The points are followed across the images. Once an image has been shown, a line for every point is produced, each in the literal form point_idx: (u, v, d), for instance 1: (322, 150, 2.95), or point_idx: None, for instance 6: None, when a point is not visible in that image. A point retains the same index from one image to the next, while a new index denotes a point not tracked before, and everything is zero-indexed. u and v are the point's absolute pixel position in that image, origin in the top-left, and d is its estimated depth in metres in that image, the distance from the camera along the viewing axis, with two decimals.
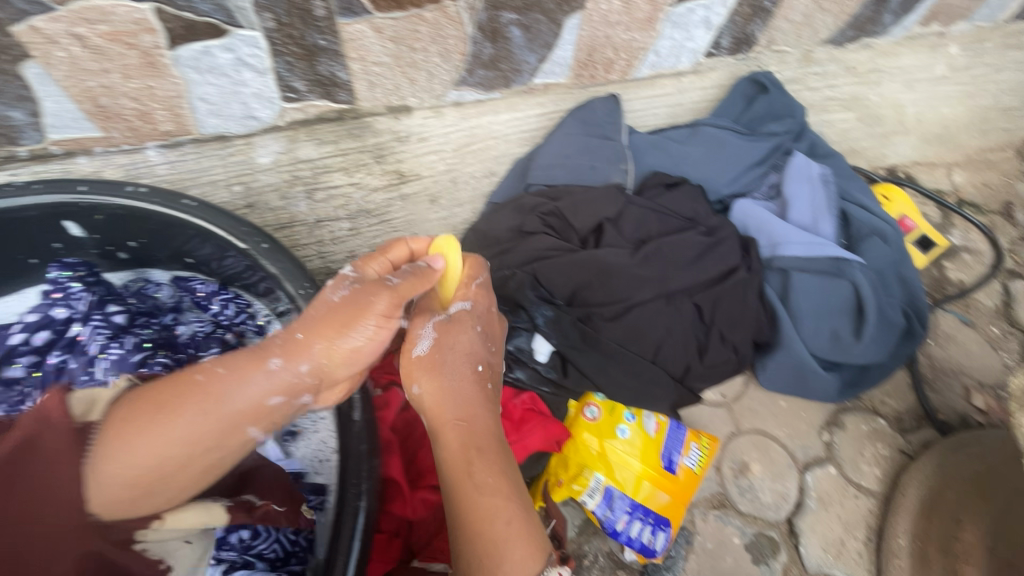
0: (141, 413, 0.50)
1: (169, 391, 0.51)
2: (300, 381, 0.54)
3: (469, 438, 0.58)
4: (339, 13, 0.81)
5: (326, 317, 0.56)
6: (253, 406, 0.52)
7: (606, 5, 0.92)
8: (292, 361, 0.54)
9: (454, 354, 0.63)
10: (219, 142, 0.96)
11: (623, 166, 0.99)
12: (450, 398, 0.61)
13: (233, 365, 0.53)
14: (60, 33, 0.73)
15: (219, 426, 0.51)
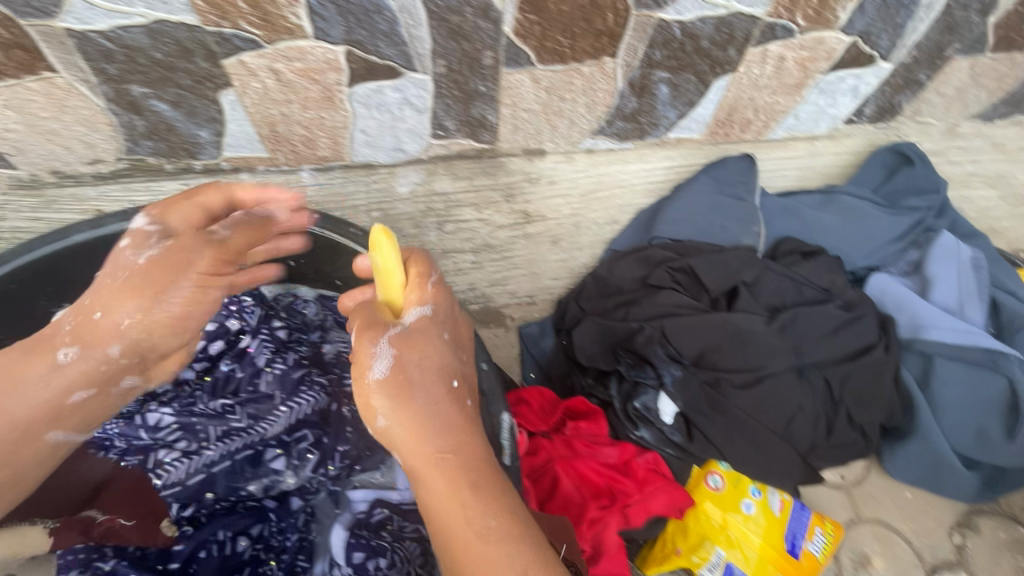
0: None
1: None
2: (107, 365, 0.63)
3: (460, 474, 0.51)
4: (505, 64, 0.85)
5: (138, 285, 0.62)
6: (53, 399, 0.60)
7: (758, 70, 0.93)
8: (85, 347, 0.62)
9: (424, 372, 0.54)
10: (365, 170, 1.01)
11: (755, 229, 0.98)
12: (432, 428, 0.52)
13: (20, 368, 0.59)
14: (261, 67, 0.80)
15: (17, 433, 0.58)
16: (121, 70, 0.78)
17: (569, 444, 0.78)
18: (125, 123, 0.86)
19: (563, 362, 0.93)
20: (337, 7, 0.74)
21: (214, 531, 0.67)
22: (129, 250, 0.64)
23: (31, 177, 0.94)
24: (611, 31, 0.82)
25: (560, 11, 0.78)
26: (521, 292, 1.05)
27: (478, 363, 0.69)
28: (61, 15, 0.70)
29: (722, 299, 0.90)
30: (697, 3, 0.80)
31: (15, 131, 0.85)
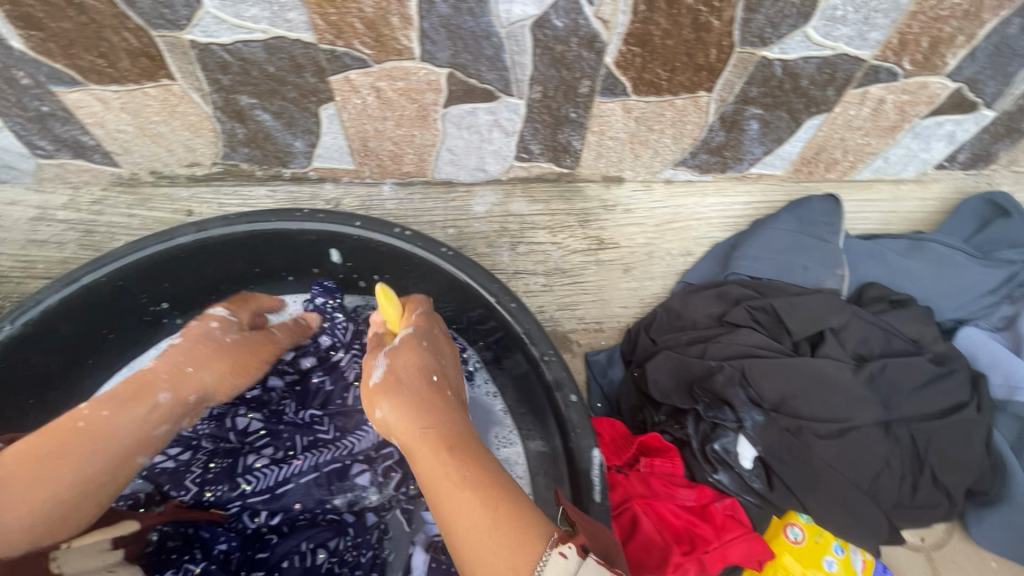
0: (56, 453, 0.54)
1: (54, 442, 0.55)
2: (185, 408, 0.65)
3: (436, 440, 0.54)
4: (599, 93, 0.86)
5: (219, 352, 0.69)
6: (141, 435, 0.60)
7: (854, 111, 0.91)
8: (179, 390, 0.64)
9: (411, 372, 0.61)
10: (444, 187, 1.03)
11: (839, 272, 0.95)
12: (421, 410, 0.57)
13: (119, 406, 0.59)
14: (365, 84, 0.82)
15: (113, 459, 0.57)
16: (234, 81, 0.81)
17: (646, 482, 0.78)
18: (227, 130, 0.90)
19: (634, 395, 0.92)
20: (448, 31, 0.75)
21: (296, 542, 0.66)
22: (217, 330, 0.72)
23: (131, 175, 0.98)
24: (711, 67, 0.82)
25: (664, 45, 0.78)
26: (589, 318, 1.03)
27: (568, 394, 0.67)
28: (189, 28, 0.73)
29: (805, 344, 0.88)
30: (804, 43, 0.79)
31: (125, 132, 0.89)
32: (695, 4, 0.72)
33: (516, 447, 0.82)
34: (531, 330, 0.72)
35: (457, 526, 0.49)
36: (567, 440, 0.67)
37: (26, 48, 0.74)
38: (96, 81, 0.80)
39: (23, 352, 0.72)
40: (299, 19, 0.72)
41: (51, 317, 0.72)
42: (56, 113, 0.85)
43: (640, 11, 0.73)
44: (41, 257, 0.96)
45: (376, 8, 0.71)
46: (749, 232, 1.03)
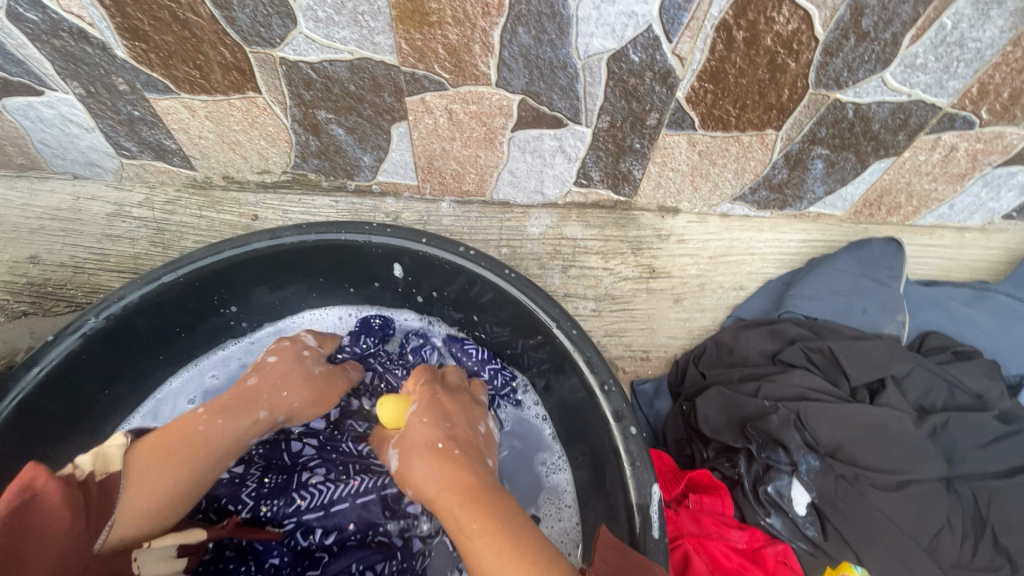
0: (180, 451, 0.65)
1: (179, 443, 0.66)
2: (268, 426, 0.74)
3: (450, 497, 0.61)
4: (667, 125, 0.86)
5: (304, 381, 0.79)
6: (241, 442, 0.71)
7: (924, 157, 0.90)
8: (273, 408, 0.75)
9: (420, 444, 0.69)
10: (501, 207, 1.05)
11: (899, 318, 0.93)
12: (438, 475, 0.64)
13: (229, 416, 0.71)
14: (439, 106, 0.85)
15: (214, 461, 0.67)
16: (315, 97, 0.84)
17: (697, 520, 0.77)
18: (301, 142, 0.93)
19: (681, 428, 0.91)
20: (526, 60, 0.77)
21: (347, 562, 0.68)
22: (309, 359, 0.82)
23: (205, 178, 1.03)
24: (782, 106, 0.82)
25: (738, 83, 0.78)
26: (636, 346, 1.02)
27: (628, 426, 0.68)
28: (281, 46, 0.76)
29: (863, 390, 0.86)
30: (880, 87, 0.78)
31: (206, 139, 0.94)
32: (774, 46, 0.73)
33: (565, 475, 0.84)
34: (592, 358, 0.73)
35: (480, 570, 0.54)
36: (624, 473, 0.68)
37: (128, 57, 0.79)
38: (187, 90, 0.84)
39: (102, 343, 0.76)
40: (386, 42, 0.75)
41: (131, 312, 0.76)
42: (146, 117, 0.90)
43: (719, 50, 0.74)
44: (114, 251, 1.00)
45: (461, 36, 0.73)
46: (806, 272, 1.02)
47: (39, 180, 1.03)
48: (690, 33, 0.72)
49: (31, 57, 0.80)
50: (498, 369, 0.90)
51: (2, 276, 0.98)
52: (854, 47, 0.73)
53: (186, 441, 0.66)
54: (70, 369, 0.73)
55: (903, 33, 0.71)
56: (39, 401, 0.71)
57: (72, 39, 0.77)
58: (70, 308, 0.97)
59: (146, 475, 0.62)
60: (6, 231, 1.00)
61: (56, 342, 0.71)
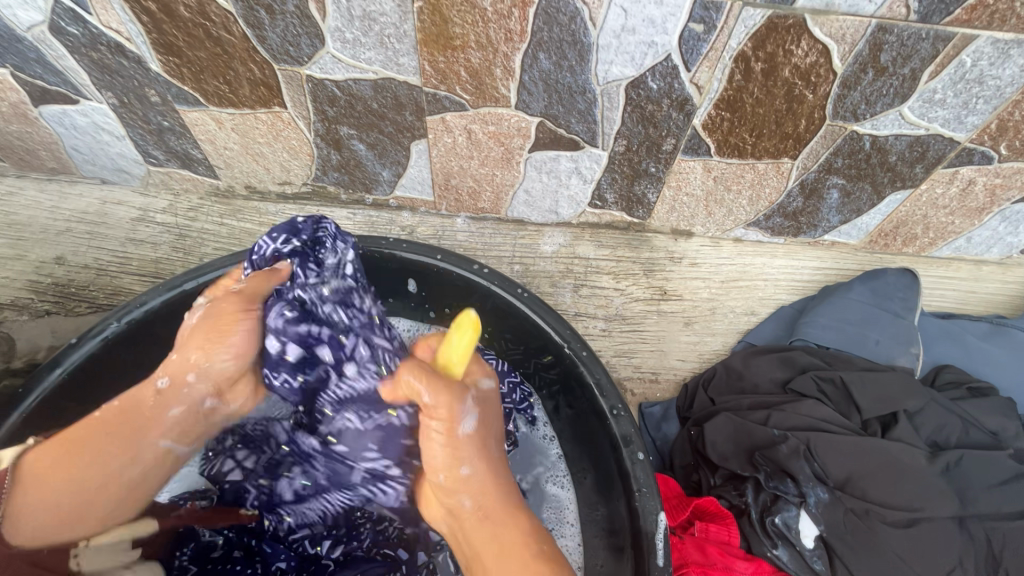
0: (70, 445, 0.58)
1: (72, 434, 0.59)
2: (191, 389, 0.64)
3: (504, 507, 0.62)
4: (682, 151, 0.87)
5: (196, 332, 0.64)
6: (154, 417, 0.62)
7: (941, 190, 0.90)
8: (173, 373, 0.63)
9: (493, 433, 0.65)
10: (516, 225, 1.06)
11: (914, 350, 0.92)
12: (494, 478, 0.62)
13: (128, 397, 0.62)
14: (458, 126, 0.87)
15: (129, 442, 0.60)
16: (338, 114, 0.87)
17: (703, 549, 0.77)
18: (323, 156, 0.96)
19: (688, 453, 0.90)
20: (546, 85, 0.78)
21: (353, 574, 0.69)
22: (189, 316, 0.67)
23: (227, 187, 1.05)
24: (799, 136, 0.83)
25: (755, 112, 0.79)
26: (645, 368, 1.02)
27: (635, 450, 0.69)
28: (308, 65, 0.79)
29: (875, 423, 0.85)
30: (898, 121, 0.79)
31: (231, 150, 0.96)
32: (792, 77, 0.74)
33: (568, 491, 0.84)
34: (601, 380, 0.74)
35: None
36: (631, 499, 0.68)
37: (161, 70, 0.82)
38: (216, 104, 0.87)
39: (123, 347, 0.78)
40: (410, 64, 0.77)
41: (152, 318, 0.79)
42: (174, 128, 0.93)
43: (736, 80, 0.75)
44: (136, 255, 1.03)
45: (483, 60, 0.75)
46: (819, 299, 1.01)
47: (69, 184, 1.07)
48: (708, 63, 0.73)
49: (69, 68, 0.83)
50: (518, 383, 0.88)
51: (28, 276, 1.00)
52: (871, 81, 0.73)
53: (79, 430, 0.59)
54: (90, 371, 0.76)
55: (922, 69, 0.71)
56: (59, 402, 0.73)
57: (109, 52, 0.80)
58: (90, 309, 0.99)
59: (36, 479, 0.57)
60: (34, 232, 1.03)
61: (78, 344, 0.74)
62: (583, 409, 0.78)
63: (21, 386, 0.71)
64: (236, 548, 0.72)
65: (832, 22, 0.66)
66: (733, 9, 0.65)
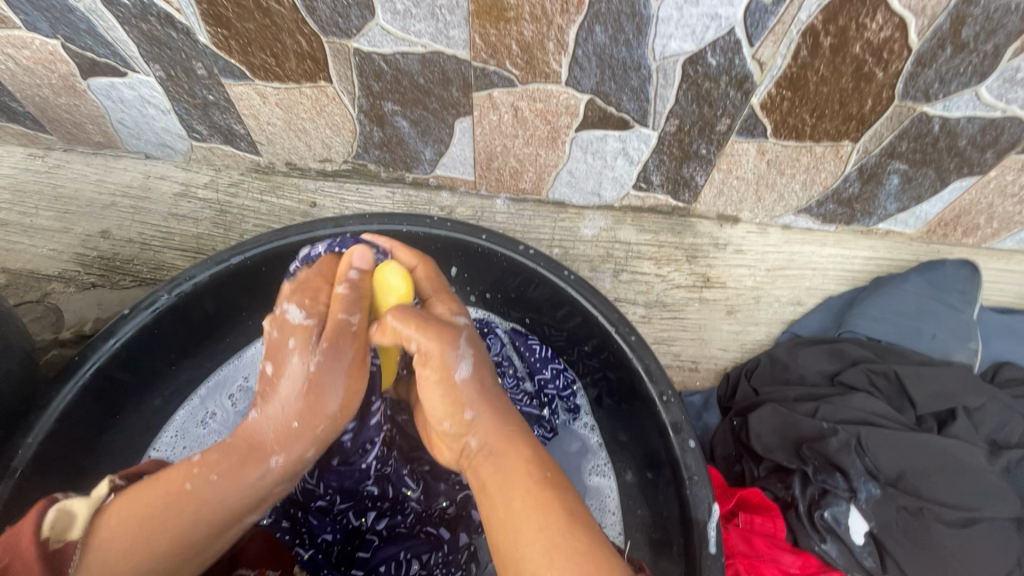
0: (157, 525, 0.56)
1: (162, 513, 0.57)
2: (294, 464, 0.64)
3: (508, 440, 0.60)
4: (736, 132, 0.84)
5: (313, 382, 0.65)
6: (252, 499, 0.62)
7: (1011, 177, 0.86)
8: (287, 450, 0.64)
9: (486, 371, 0.65)
10: (556, 207, 1.04)
11: (972, 345, 0.89)
12: (501, 413, 0.63)
13: (230, 471, 0.61)
14: (505, 103, 0.85)
15: (221, 525, 0.59)
16: (384, 89, 0.85)
17: (749, 540, 0.76)
18: (365, 133, 0.95)
19: (731, 444, 0.88)
20: (600, 60, 0.75)
21: (395, 550, 0.73)
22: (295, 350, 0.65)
23: (268, 163, 1.05)
24: (863, 117, 0.78)
25: (818, 92, 0.75)
26: (685, 356, 0.99)
27: (687, 439, 0.68)
28: (356, 37, 0.77)
29: (930, 419, 0.82)
30: (973, 101, 0.74)
31: (274, 126, 0.96)
32: (863, 53, 0.69)
33: (609, 480, 0.84)
34: (651, 367, 0.72)
35: (538, 524, 0.52)
36: (682, 488, 0.67)
37: (209, 42, 0.81)
38: (261, 77, 0.86)
39: (172, 319, 0.79)
40: (460, 37, 0.75)
41: (200, 290, 0.79)
42: (219, 102, 0.93)
43: (802, 56, 0.71)
44: (179, 230, 1.03)
45: (536, 33, 0.73)
46: (871, 290, 0.97)
47: (114, 158, 1.08)
48: (774, 38, 0.69)
49: (118, 40, 0.83)
50: (561, 370, 0.89)
51: (74, 248, 1.02)
52: (950, 58, 0.69)
53: (169, 507, 0.57)
54: (142, 342, 0.77)
55: (1006, 45, 0.66)
56: (113, 370, 0.75)
57: (158, 24, 0.79)
58: (133, 282, 1.00)
59: (110, 558, 0.55)
60: (80, 205, 1.05)
61: (131, 315, 0.75)
62: (629, 396, 0.77)
63: (78, 354, 0.72)
64: (283, 517, 0.75)
65: None
66: None
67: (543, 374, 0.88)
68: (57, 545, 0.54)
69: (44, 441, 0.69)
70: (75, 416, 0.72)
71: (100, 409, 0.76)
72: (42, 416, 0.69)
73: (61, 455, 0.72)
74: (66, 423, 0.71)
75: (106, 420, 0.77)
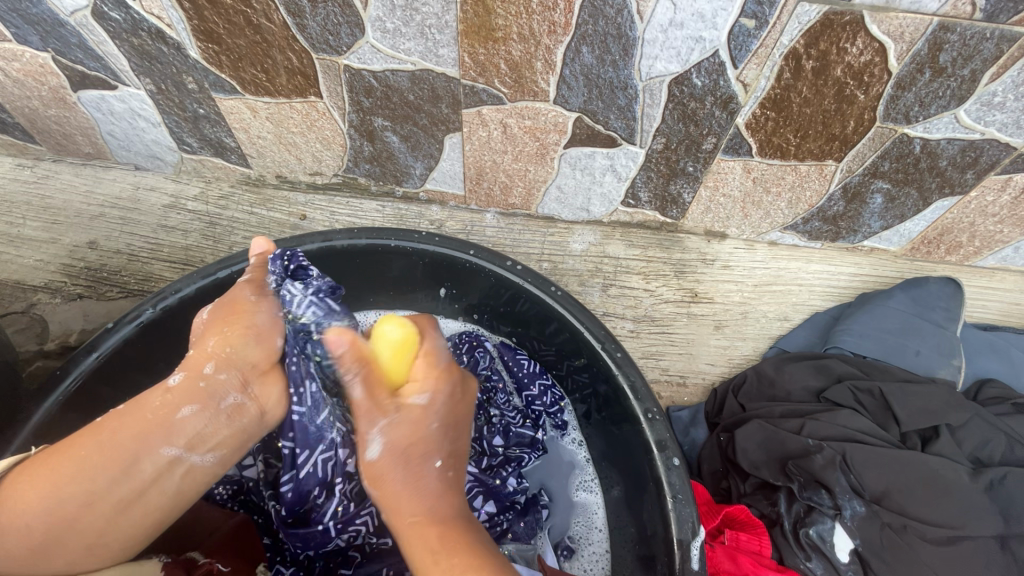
0: (68, 446, 0.57)
1: (73, 439, 0.57)
2: (200, 385, 0.60)
3: (427, 534, 0.51)
4: (722, 151, 0.85)
5: (212, 322, 0.65)
6: (160, 417, 0.58)
7: (991, 198, 0.87)
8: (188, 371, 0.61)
9: (409, 455, 0.55)
10: (545, 222, 1.05)
11: (955, 362, 0.90)
12: (408, 501, 0.53)
13: (133, 399, 0.60)
14: (494, 120, 0.86)
15: (120, 454, 0.56)
16: (374, 104, 0.86)
17: (733, 558, 0.76)
18: (356, 147, 0.96)
19: (718, 460, 0.89)
20: (587, 79, 0.76)
21: (378, 567, 0.73)
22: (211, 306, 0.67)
23: (258, 176, 1.06)
24: (846, 137, 0.80)
25: (801, 112, 0.76)
26: (673, 370, 1.00)
27: (671, 456, 0.68)
28: (346, 54, 0.78)
29: (915, 436, 0.83)
30: (952, 124, 0.75)
31: (265, 139, 0.97)
32: (844, 76, 0.70)
33: (596, 496, 0.84)
34: (636, 384, 0.72)
35: None
36: (666, 506, 0.68)
37: (200, 57, 0.81)
38: (251, 91, 0.87)
39: (156, 332, 0.79)
40: (449, 55, 0.76)
41: (185, 304, 0.79)
42: (210, 115, 0.93)
43: (785, 78, 0.72)
44: (167, 242, 1.03)
45: (525, 52, 0.73)
46: (857, 306, 0.98)
47: (104, 170, 1.08)
48: (757, 60, 0.70)
49: (110, 53, 0.83)
50: (548, 386, 0.89)
51: (61, 259, 1.01)
52: (928, 82, 0.70)
53: (76, 433, 0.58)
54: (125, 355, 0.77)
55: (983, 70, 0.67)
56: (95, 385, 0.75)
57: (149, 38, 0.80)
58: (120, 294, 1.00)
59: (18, 490, 0.54)
60: (68, 216, 1.04)
61: (115, 329, 0.75)
62: (617, 413, 0.77)
63: (59, 369, 0.72)
64: (265, 534, 0.77)
65: (892, 19, 0.62)
66: (788, 4, 0.62)
67: (531, 390, 0.88)
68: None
69: None
70: (55, 431, 0.71)
71: (83, 424, 0.75)
72: (22, 431, 0.68)
73: None
74: (47, 439, 0.70)
75: None
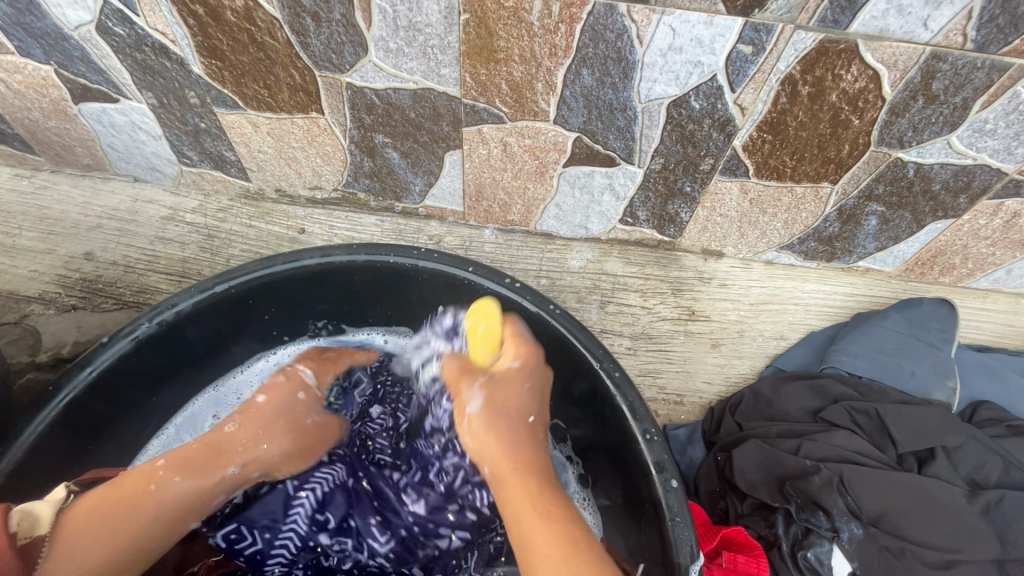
0: (121, 509, 0.59)
1: (126, 496, 0.60)
2: (243, 481, 0.69)
3: (512, 470, 0.66)
4: (720, 171, 0.86)
5: (291, 423, 0.74)
6: (205, 501, 0.65)
7: (984, 221, 0.88)
8: (244, 467, 0.69)
9: (511, 407, 0.71)
10: (544, 239, 1.05)
11: (951, 383, 0.91)
12: (495, 433, 0.69)
13: (190, 471, 0.64)
14: (494, 138, 0.87)
15: (167, 525, 0.62)
16: (375, 121, 0.87)
17: None
18: (356, 162, 0.96)
19: (715, 480, 0.89)
20: (587, 101, 0.77)
21: None
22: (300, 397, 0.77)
23: (258, 190, 1.06)
24: (841, 160, 0.81)
25: (798, 136, 0.77)
26: (671, 389, 1.00)
27: (670, 478, 0.68)
28: (349, 72, 0.79)
29: (911, 458, 0.83)
30: (945, 149, 0.77)
31: (266, 154, 0.97)
32: (838, 102, 0.72)
33: (596, 519, 0.84)
34: (635, 405, 0.72)
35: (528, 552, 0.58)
36: (665, 528, 0.67)
37: (202, 73, 0.82)
38: (254, 107, 0.87)
39: (152, 347, 0.78)
40: (450, 75, 0.76)
41: (182, 319, 0.78)
42: (211, 129, 0.93)
43: (781, 103, 0.73)
44: (164, 254, 1.03)
45: (526, 73, 0.74)
46: (853, 327, 0.99)
47: (102, 180, 1.08)
48: (754, 85, 0.71)
49: (112, 67, 0.84)
50: None
51: (56, 270, 1.01)
52: (921, 108, 0.71)
53: (129, 489, 0.61)
54: (120, 370, 0.76)
55: (974, 98, 0.69)
56: (89, 401, 0.74)
57: (153, 53, 0.80)
58: (117, 305, 0.99)
59: (73, 543, 0.56)
60: (65, 226, 1.04)
61: (110, 343, 0.74)
62: (615, 432, 0.77)
63: (52, 384, 0.71)
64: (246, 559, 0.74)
65: (886, 48, 0.64)
66: (784, 31, 0.64)
67: None
68: (24, 541, 0.53)
69: (12, 473, 0.66)
70: (46, 448, 0.70)
71: (76, 440, 0.74)
72: (12, 449, 0.67)
73: (32, 486, 0.69)
74: (38, 455, 0.69)
75: (80, 450, 0.76)
